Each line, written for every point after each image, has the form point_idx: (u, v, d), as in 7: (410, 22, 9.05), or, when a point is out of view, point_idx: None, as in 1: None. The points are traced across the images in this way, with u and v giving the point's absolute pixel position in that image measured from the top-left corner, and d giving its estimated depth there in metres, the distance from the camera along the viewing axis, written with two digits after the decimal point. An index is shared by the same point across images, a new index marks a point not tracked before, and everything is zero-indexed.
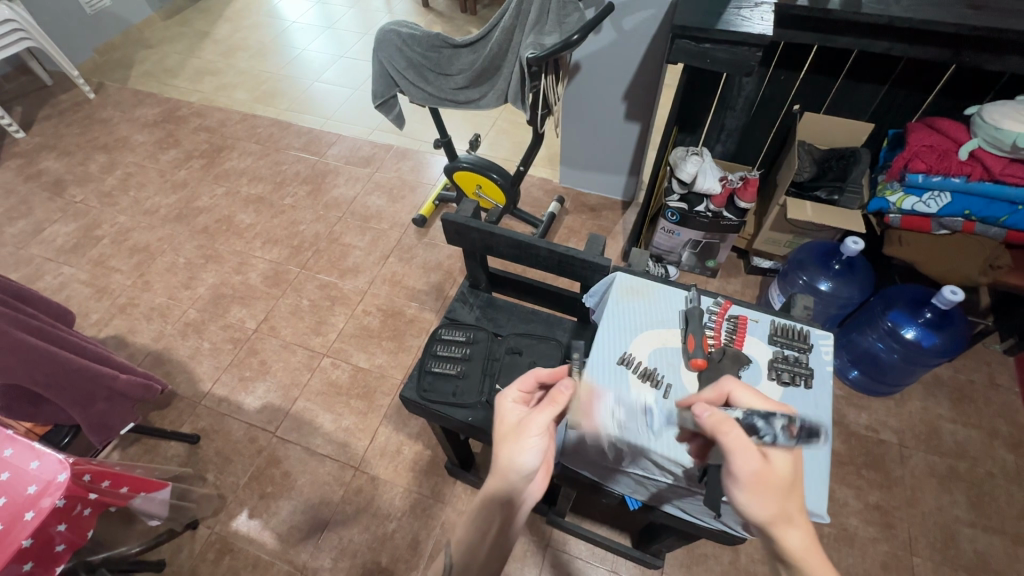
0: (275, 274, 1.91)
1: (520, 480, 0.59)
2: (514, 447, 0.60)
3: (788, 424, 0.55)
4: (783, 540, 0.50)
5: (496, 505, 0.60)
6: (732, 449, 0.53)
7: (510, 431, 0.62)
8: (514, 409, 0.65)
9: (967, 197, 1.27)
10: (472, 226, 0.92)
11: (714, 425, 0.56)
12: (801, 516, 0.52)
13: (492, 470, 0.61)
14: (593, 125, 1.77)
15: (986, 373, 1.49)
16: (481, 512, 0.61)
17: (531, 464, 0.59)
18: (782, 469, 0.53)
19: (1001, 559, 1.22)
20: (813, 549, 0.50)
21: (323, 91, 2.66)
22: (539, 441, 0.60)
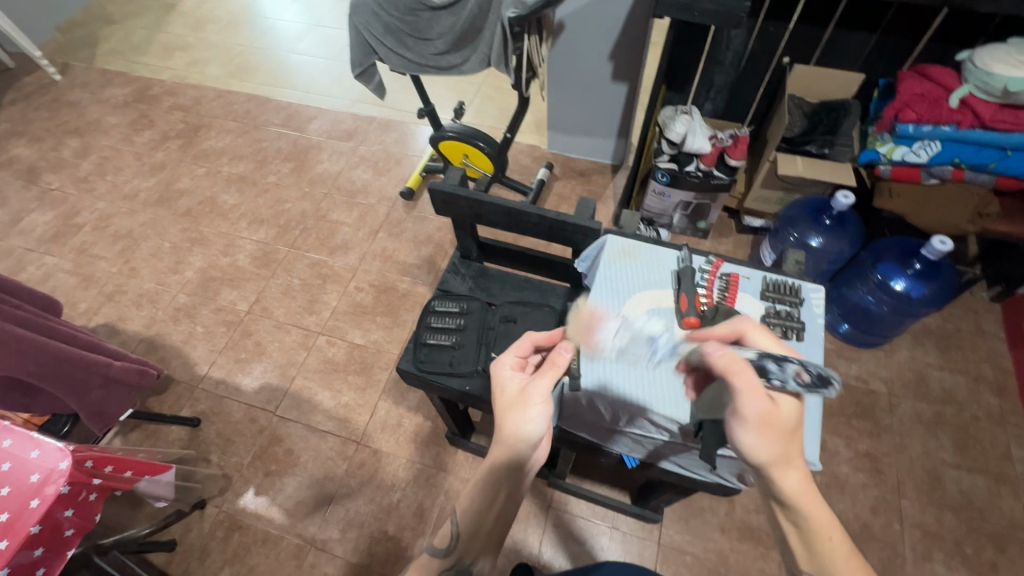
0: (264, 255, 1.88)
1: (526, 446, 0.62)
2: (517, 416, 0.62)
3: (801, 369, 0.52)
4: (783, 482, 0.55)
5: (503, 477, 0.62)
6: (742, 392, 0.53)
7: (512, 401, 0.64)
8: (513, 378, 0.67)
9: (957, 145, 1.26)
10: (460, 195, 0.90)
11: (727, 365, 0.56)
12: (800, 460, 0.56)
13: (496, 441, 0.63)
14: (579, 87, 1.73)
15: (973, 321, 1.51)
16: (488, 481, 0.63)
17: (536, 431, 0.62)
18: (788, 412, 0.55)
19: (985, 497, 1.27)
20: (808, 490, 0.55)
21: (300, 63, 2.56)
22: (541, 407, 0.62)
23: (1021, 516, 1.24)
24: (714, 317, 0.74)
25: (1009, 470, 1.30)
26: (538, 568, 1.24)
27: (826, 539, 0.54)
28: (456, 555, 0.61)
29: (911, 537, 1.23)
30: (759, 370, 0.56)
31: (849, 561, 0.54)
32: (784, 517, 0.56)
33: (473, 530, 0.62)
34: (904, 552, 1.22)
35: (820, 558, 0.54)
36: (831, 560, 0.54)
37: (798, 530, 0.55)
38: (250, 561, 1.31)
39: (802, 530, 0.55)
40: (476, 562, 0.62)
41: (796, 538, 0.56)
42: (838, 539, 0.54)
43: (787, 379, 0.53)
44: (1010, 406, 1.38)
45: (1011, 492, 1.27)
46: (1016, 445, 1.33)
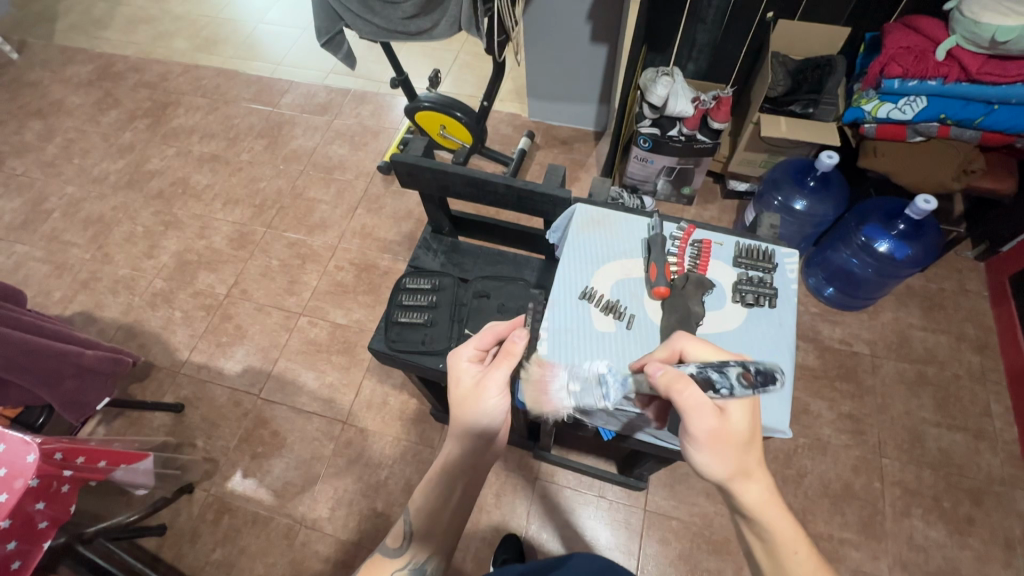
0: (240, 236, 1.84)
1: (480, 437, 0.65)
2: (472, 409, 0.64)
3: (744, 372, 0.54)
4: (744, 497, 0.56)
5: (458, 472, 0.67)
6: (689, 412, 0.54)
7: (466, 396, 0.65)
8: (469, 370, 0.67)
9: (942, 100, 1.22)
10: (424, 166, 0.86)
11: (670, 386, 0.55)
12: (758, 472, 0.57)
13: (451, 434, 0.66)
14: (557, 51, 1.67)
15: (956, 280, 1.51)
16: (443, 478, 0.67)
17: (490, 422, 0.64)
18: (740, 428, 0.56)
19: (964, 453, 1.29)
20: (770, 502, 0.56)
21: (269, 33, 2.45)
22: (495, 400, 0.64)
23: (998, 470, 1.26)
24: (682, 288, 0.74)
25: (988, 426, 1.31)
26: (527, 539, 1.26)
27: (794, 552, 0.54)
28: (409, 553, 0.65)
29: (891, 495, 1.25)
30: (703, 383, 0.56)
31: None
32: (751, 532, 0.56)
33: (429, 526, 0.66)
34: (883, 509, 1.24)
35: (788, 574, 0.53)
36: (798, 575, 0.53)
37: (764, 546, 0.55)
38: (241, 542, 1.32)
39: (768, 543, 0.55)
40: (432, 555, 0.66)
41: (764, 556, 0.55)
42: (805, 554, 0.53)
43: (733, 385, 0.54)
44: (991, 363, 1.39)
45: (989, 447, 1.29)
46: (996, 402, 1.34)
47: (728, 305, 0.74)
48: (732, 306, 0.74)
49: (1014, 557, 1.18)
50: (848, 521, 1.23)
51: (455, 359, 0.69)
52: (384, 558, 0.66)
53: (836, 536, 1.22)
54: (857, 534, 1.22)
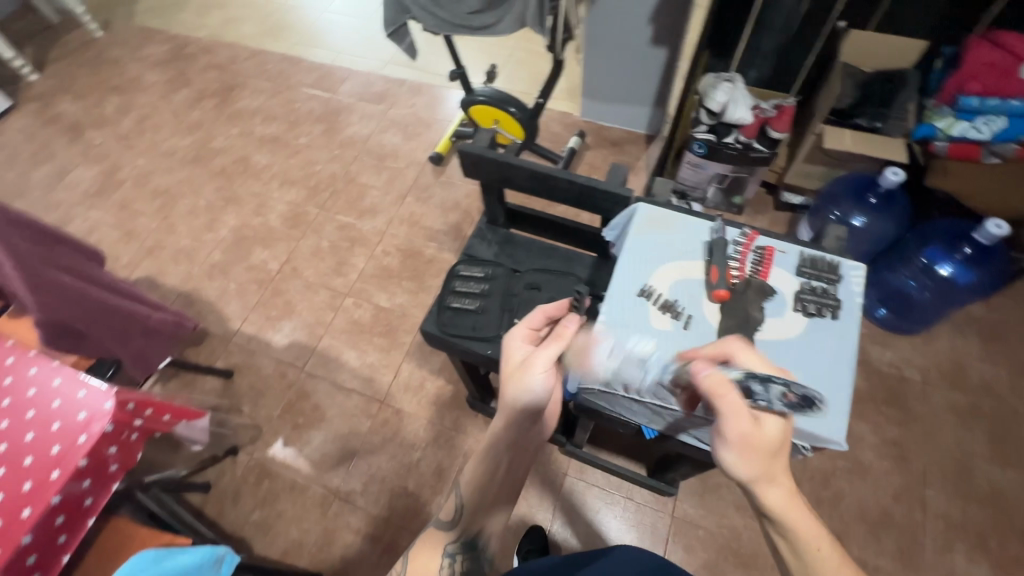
0: (294, 216, 1.91)
1: (526, 412, 0.65)
2: (517, 384, 0.64)
3: (786, 391, 0.53)
4: (767, 499, 0.55)
5: (502, 447, 0.68)
6: (726, 415, 0.54)
7: (513, 373, 0.66)
8: (520, 349, 0.68)
9: (1023, 121, 1.17)
10: (488, 156, 0.89)
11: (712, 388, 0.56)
12: (785, 475, 0.56)
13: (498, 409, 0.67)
14: (616, 52, 1.67)
15: (1022, 312, 1.43)
16: (490, 454, 0.69)
17: (533, 398, 0.64)
18: (771, 434, 0.55)
19: (1017, 492, 1.23)
20: (795, 503, 0.55)
21: (333, 23, 2.53)
22: (540, 378, 0.64)
23: None
24: (745, 292, 0.73)
25: None
26: (551, 534, 1.28)
27: (816, 550, 0.53)
28: (461, 526, 0.67)
29: (933, 527, 1.21)
30: (744, 391, 0.56)
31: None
32: (774, 532, 0.56)
33: (476, 498, 0.68)
34: (924, 541, 1.20)
35: (814, 572, 0.53)
36: (822, 573, 0.52)
37: (789, 546, 0.55)
38: (279, 506, 1.39)
39: (790, 542, 0.55)
40: (481, 527, 0.68)
41: (789, 555, 0.55)
42: (829, 551, 0.53)
43: (772, 403, 0.54)
44: None
45: None
46: None
47: (788, 314, 0.74)
48: (792, 315, 0.74)
49: None
50: (885, 549, 1.20)
51: (508, 340, 0.71)
52: (439, 530, 0.68)
53: (871, 563, 1.18)
54: (894, 563, 1.18)
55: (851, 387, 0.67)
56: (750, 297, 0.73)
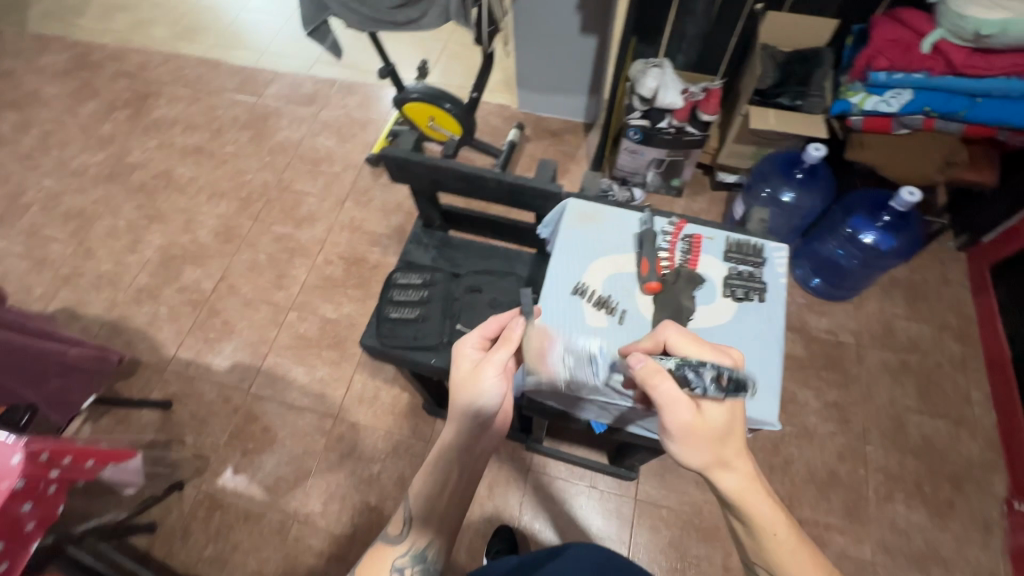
0: (226, 230, 1.81)
1: (479, 418, 0.66)
2: (469, 390, 0.65)
3: (717, 376, 0.54)
4: (720, 483, 0.57)
5: (454, 456, 0.67)
6: (663, 406, 0.56)
7: (464, 380, 0.66)
8: (470, 355, 0.68)
9: (928, 93, 1.23)
10: (414, 160, 0.86)
11: (648, 378, 0.57)
12: (739, 458, 0.57)
13: (450, 416, 0.67)
14: (547, 42, 1.66)
15: (939, 271, 1.53)
16: (441, 465, 0.67)
17: (486, 403, 0.65)
18: (715, 420, 0.56)
19: (944, 440, 1.32)
20: (750, 487, 0.56)
21: (253, 22, 2.39)
22: (493, 381, 0.65)
23: (977, 456, 1.30)
24: (676, 282, 0.75)
25: (968, 413, 1.35)
26: (519, 531, 1.27)
27: (772, 534, 0.55)
28: (410, 539, 0.65)
29: (874, 481, 1.29)
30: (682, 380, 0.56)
31: (795, 554, 0.55)
32: (733, 514, 0.58)
33: (427, 507, 0.66)
34: (867, 495, 1.27)
35: (767, 552, 0.55)
36: (775, 552, 0.55)
37: (745, 528, 0.57)
38: (234, 538, 1.32)
39: (746, 525, 0.57)
40: (431, 542, 0.66)
41: (747, 536, 0.57)
42: (785, 534, 0.55)
43: (704, 388, 0.54)
44: (971, 351, 1.43)
45: (969, 433, 1.33)
46: (976, 389, 1.38)
47: (718, 300, 0.76)
48: (722, 301, 0.76)
49: (992, 539, 1.22)
50: (833, 507, 1.26)
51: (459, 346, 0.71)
52: (387, 545, 0.66)
53: (821, 522, 1.25)
54: (842, 519, 1.25)
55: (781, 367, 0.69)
56: (681, 286, 0.75)
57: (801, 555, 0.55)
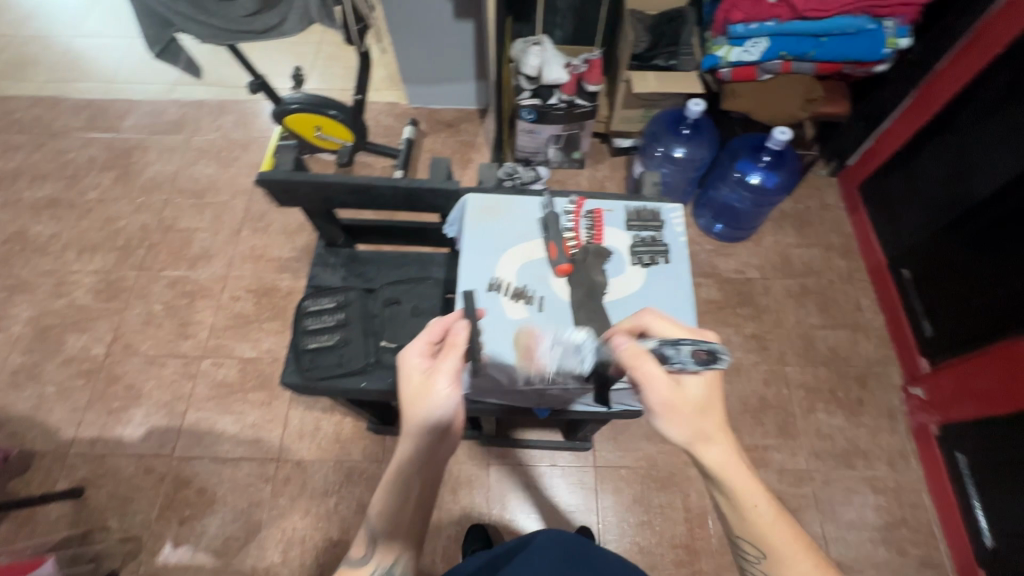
0: (108, 286, 1.61)
1: (435, 433, 0.64)
2: (422, 403, 0.64)
3: (694, 350, 0.58)
4: (705, 457, 0.62)
5: (414, 472, 0.64)
6: (646, 384, 0.61)
7: (416, 392, 0.64)
8: (417, 365, 0.66)
9: (781, 39, 1.34)
10: (297, 179, 0.81)
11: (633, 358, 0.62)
12: (721, 436, 0.62)
13: (404, 433, 0.64)
14: (423, 33, 1.61)
15: (818, 198, 1.69)
16: (398, 482, 0.64)
17: (440, 415, 0.64)
18: (695, 394, 0.62)
19: (847, 346, 1.48)
20: (733, 463, 0.62)
21: (90, 48, 2.12)
22: (445, 390, 0.64)
23: (874, 355, 1.47)
24: (585, 259, 0.78)
25: (861, 319, 1.51)
26: (491, 526, 1.27)
27: (753, 505, 0.60)
28: (376, 558, 0.63)
29: (797, 396, 1.42)
30: (661, 356, 0.61)
31: (772, 524, 0.60)
32: (717, 490, 0.62)
33: (389, 526, 0.63)
34: (793, 410, 1.40)
35: (748, 524, 0.60)
36: (755, 524, 0.60)
37: (728, 500, 0.61)
38: None
39: (728, 498, 0.61)
40: (398, 557, 0.64)
41: (728, 508, 0.62)
42: (764, 504, 0.60)
43: (684, 362, 0.59)
44: (855, 264, 1.59)
45: (865, 336, 1.49)
46: (864, 296, 1.55)
47: (627, 269, 0.79)
48: (631, 270, 0.80)
49: (897, 424, 1.39)
50: (768, 429, 1.38)
51: (405, 357, 0.68)
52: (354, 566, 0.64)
53: (760, 445, 1.36)
54: (777, 438, 1.37)
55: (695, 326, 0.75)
56: (590, 263, 0.78)
57: (775, 524, 0.60)
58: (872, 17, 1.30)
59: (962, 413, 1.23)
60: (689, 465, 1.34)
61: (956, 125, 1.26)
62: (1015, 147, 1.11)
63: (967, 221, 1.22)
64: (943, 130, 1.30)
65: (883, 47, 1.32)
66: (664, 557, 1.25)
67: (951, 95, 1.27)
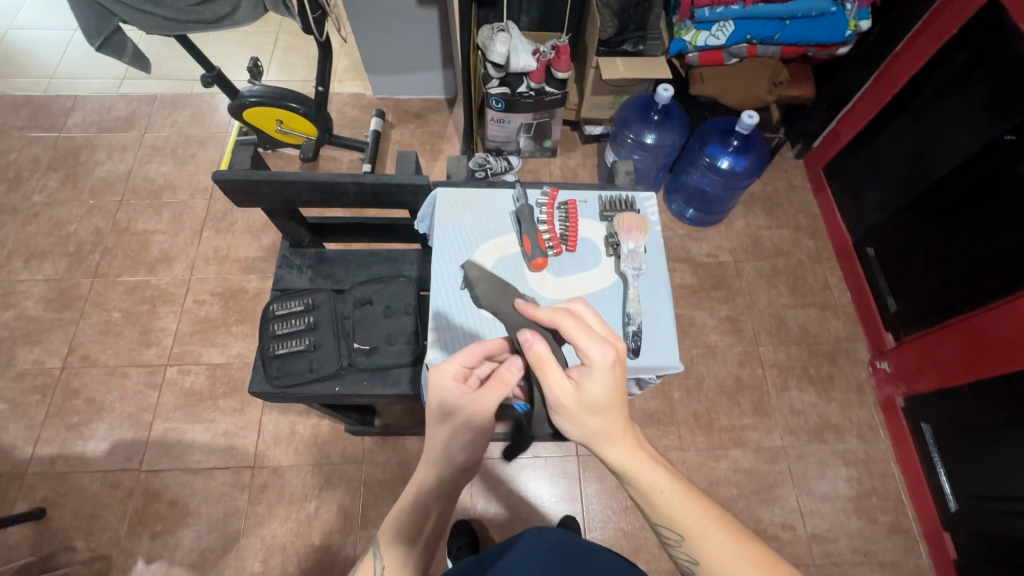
0: (60, 295, 1.53)
1: (456, 467, 0.63)
2: (457, 434, 0.61)
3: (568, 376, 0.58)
4: (605, 452, 0.59)
5: (432, 498, 0.63)
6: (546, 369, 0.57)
7: (450, 420, 0.61)
8: (452, 392, 0.61)
9: (746, 23, 1.35)
10: (256, 178, 0.80)
11: (535, 362, 0.58)
12: (621, 430, 0.59)
13: (434, 458, 0.63)
14: (385, 20, 1.55)
15: (785, 180, 1.72)
16: (415, 505, 0.63)
17: (465, 455, 0.63)
18: (596, 394, 0.56)
19: (817, 325, 1.52)
20: (636, 456, 0.58)
21: (26, 40, 1.98)
22: (477, 432, 0.61)
23: (843, 332, 1.51)
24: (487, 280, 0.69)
25: (829, 297, 1.55)
26: (476, 521, 1.27)
27: (658, 492, 0.58)
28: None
29: (771, 376, 1.45)
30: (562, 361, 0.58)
31: (680, 502, 0.57)
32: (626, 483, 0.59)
33: (400, 557, 0.61)
34: (768, 389, 1.43)
35: (653, 506, 0.58)
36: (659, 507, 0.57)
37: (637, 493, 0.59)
38: None
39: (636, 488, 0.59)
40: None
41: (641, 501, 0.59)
42: (669, 488, 0.58)
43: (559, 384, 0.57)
44: (822, 244, 1.63)
45: (834, 314, 1.53)
46: (832, 275, 1.59)
47: (604, 260, 0.84)
48: (606, 261, 0.84)
49: (866, 397, 1.43)
50: (744, 409, 1.41)
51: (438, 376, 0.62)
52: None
53: (737, 425, 1.39)
54: (753, 417, 1.40)
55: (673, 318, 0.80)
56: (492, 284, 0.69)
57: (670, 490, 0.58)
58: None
59: (926, 384, 1.28)
60: (670, 449, 1.36)
61: (915, 105, 1.29)
62: (971, 125, 1.15)
63: (928, 199, 1.26)
64: (902, 111, 1.33)
65: (845, 30, 1.34)
66: (649, 540, 1.27)
67: (910, 76, 1.30)
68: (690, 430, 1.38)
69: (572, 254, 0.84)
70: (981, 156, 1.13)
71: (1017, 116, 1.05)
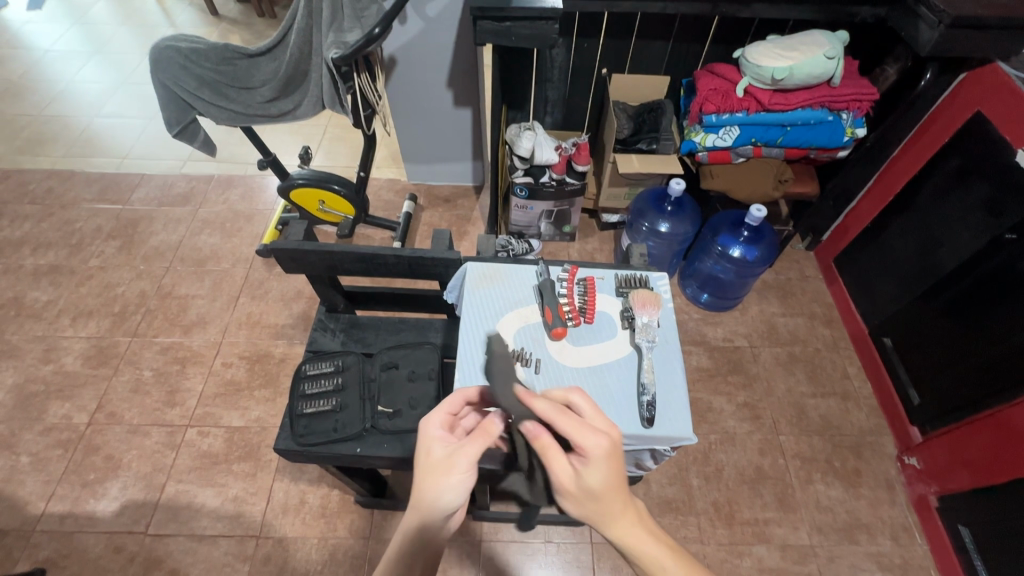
0: (99, 352, 1.61)
1: (446, 513, 0.60)
2: (440, 483, 0.60)
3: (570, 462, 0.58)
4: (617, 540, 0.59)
5: (418, 551, 0.61)
6: (548, 452, 0.59)
7: (435, 471, 0.61)
8: (441, 440, 0.63)
9: (751, 127, 1.46)
10: (307, 248, 0.89)
11: (541, 450, 0.60)
12: (625, 516, 0.58)
13: (413, 505, 0.61)
14: (425, 117, 1.74)
15: (798, 269, 1.78)
16: (400, 557, 0.61)
17: (449, 504, 0.60)
18: (593, 481, 0.57)
19: (839, 415, 1.49)
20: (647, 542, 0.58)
21: (110, 126, 2.26)
22: (461, 480, 0.60)
23: (866, 424, 1.47)
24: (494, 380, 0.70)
25: (850, 387, 1.53)
26: None
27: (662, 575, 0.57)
28: None
29: (794, 467, 1.40)
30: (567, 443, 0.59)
31: None
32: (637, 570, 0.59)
33: None
34: (792, 481, 1.38)
35: None
36: None
37: None
38: None
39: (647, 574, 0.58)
40: None
41: None
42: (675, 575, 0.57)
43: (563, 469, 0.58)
44: (838, 332, 1.64)
45: (855, 405, 1.50)
46: (851, 364, 1.58)
47: (620, 332, 0.89)
48: (622, 334, 0.89)
49: (897, 495, 1.36)
50: (767, 501, 1.35)
51: (425, 428, 0.66)
52: None
53: (761, 518, 1.33)
54: (777, 511, 1.34)
55: (688, 393, 0.82)
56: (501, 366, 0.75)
57: None
58: (831, 109, 1.42)
59: (959, 483, 1.22)
60: (689, 541, 1.30)
61: (917, 204, 1.37)
62: (973, 225, 1.21)
63: (939, 292, 1.29)
64: (906, 208, 1.41)
65: (843, 136, 1.45)
66: None
67: (910, 178, 1.40)
68: (710, 521, 1.32)
69: (589, 325, 0.89)
70: (987, 252, 1.17)
71: (1016, 216, 1.11)
